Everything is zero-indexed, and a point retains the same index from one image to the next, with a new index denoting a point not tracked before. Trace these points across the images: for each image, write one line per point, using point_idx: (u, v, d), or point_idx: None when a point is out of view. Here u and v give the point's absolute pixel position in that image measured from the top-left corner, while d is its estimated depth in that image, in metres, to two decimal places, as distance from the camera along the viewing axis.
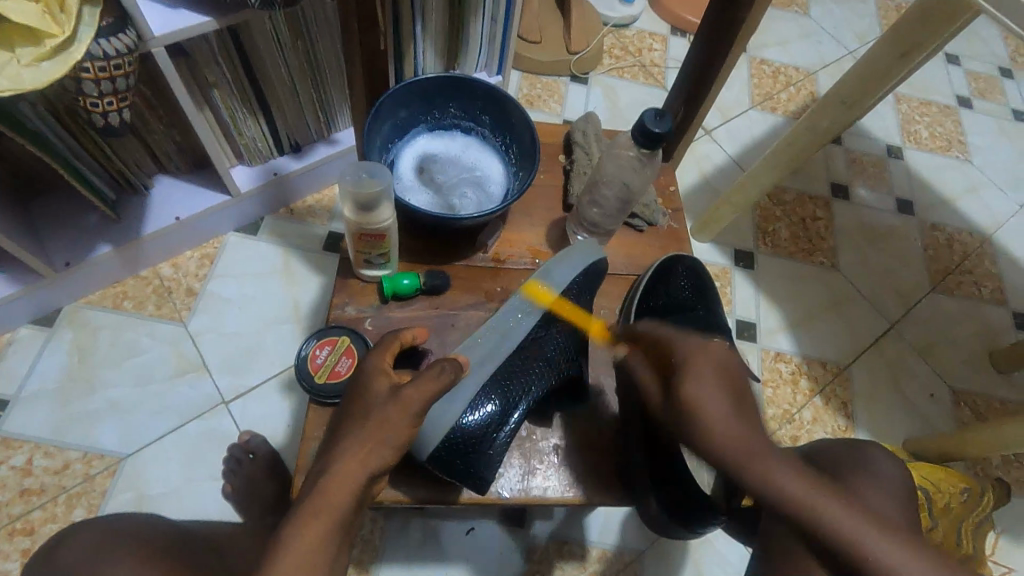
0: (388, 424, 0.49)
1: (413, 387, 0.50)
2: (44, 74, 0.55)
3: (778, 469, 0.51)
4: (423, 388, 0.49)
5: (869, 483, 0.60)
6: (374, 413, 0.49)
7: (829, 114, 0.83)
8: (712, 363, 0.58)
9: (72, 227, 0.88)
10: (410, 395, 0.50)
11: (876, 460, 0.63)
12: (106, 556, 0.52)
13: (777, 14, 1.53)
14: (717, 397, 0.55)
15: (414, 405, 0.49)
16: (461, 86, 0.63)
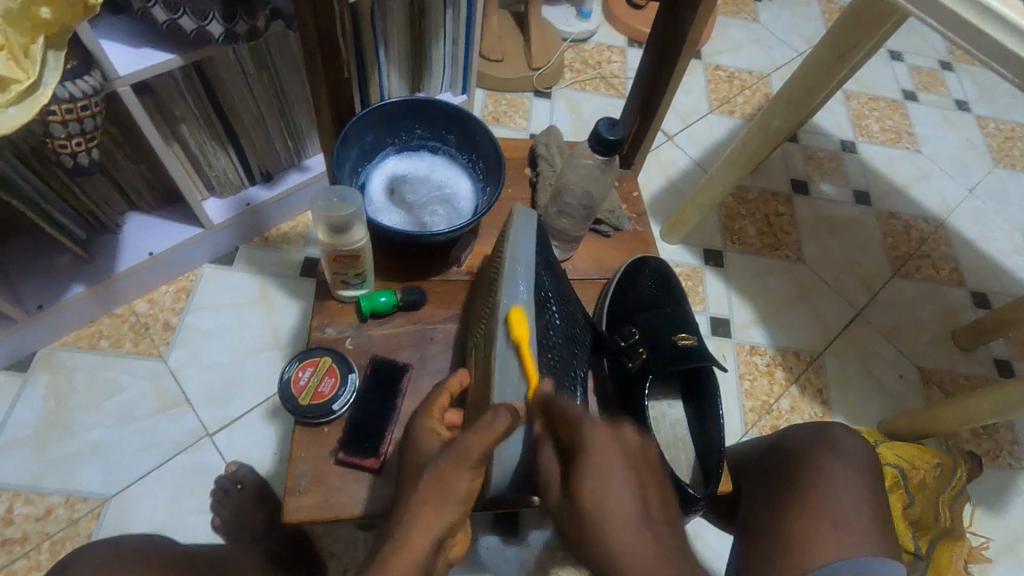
0: (449, 481, 0.46)
1: (466, 435, 0.46)
2: (12, 119, 0.55)
3: None
4: (479, 439, 0.45)
5: (837, 461, 0.64)
6: (432, 469, 0.46)
7: (779, 115, 0.87)
8: (617, 473, 0.45)
9: (43, 270, 0.88)
10: (466, 445, 0.46)
11: (843, 440, 0.67)
12: None
13: (728, 21, 1.59)
14: (623, 509, 0.44)
15: (473, 456, 0.46)
16: (426, 108, 0.65)
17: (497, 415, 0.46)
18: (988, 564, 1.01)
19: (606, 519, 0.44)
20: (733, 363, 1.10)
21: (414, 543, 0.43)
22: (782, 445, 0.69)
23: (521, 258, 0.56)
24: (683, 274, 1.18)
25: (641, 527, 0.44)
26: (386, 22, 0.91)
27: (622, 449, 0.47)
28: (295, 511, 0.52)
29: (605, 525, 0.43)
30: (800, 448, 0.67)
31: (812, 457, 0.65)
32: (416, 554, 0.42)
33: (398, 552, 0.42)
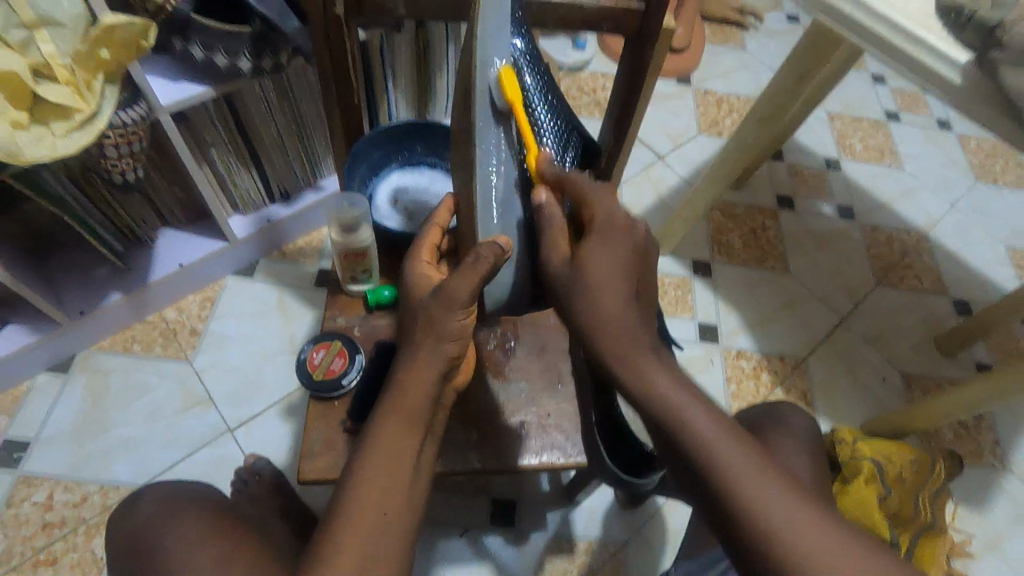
0: (438, 322, 0.53)
1: (453, 282, 0.53)
2: (75, 142, 0.65)
3: (660, 380, 0.48)
4: (467, 281, 0.52)
5: (786, 435, 0.71)
6: (426, 316, 0.54)
7: (750, 133, 0.94)
8: (620, 258, 0.50)
9: (86, 280, 0.97)
10: (455, 289, 0.53)
11: (791, 418, 0.73)
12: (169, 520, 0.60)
13: (717, 50, 1.69)
14: (620, 292, 0.49)
15: (460, 299, 0.53)
16: (425, 128, 0.73)
17: (479, 255, 0.51)
18: (971, 560, 1.04)
19: (605, 297, 0.49)
20: (721, 366, 1.17)
21: (417, 379, 0.53)
22: (739, 425, 0.76)
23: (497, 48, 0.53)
24: (673, 284, 1.25)
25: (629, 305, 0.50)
26: (394, 56, 1.02)
27: (634, 239, 0.52)
28: (307, 473, 0.59)
29: (604, 293, 0.49)
30: (755, 426, 0.73)
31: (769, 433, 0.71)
32: (422, 385, 0.53)
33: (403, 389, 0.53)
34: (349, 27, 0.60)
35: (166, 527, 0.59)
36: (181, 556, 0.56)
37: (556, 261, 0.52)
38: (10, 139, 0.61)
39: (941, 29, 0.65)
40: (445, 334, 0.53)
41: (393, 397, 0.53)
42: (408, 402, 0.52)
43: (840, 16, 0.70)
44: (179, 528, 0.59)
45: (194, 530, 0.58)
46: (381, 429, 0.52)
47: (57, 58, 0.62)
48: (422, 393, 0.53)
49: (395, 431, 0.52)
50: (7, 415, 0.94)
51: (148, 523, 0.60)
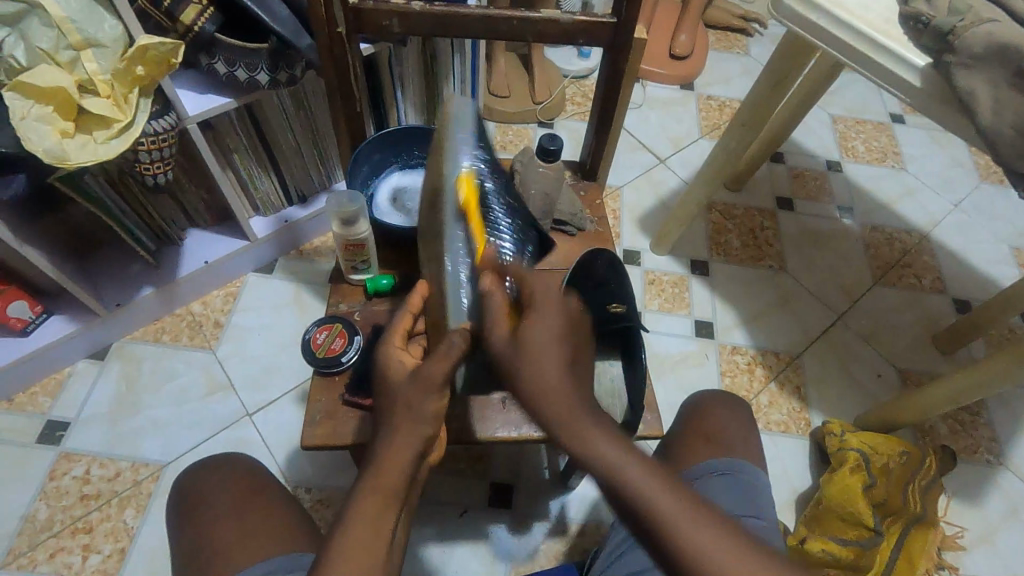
0: (416, 401, 0.51)
1: (429, 364, 0.52)
2: (114, 149, 0.73)
3: (600, 439, 0.46)
4: (441, 363, 0.52)
5: (726, 409, 0.79)
6: (400, 395, 0.52)
7: (735, 136, 0.99)
8: (552, 317, 0.52)
9: (121, 275, 1.06)
10: (430, 372, 0.52)
11: (739, 401, 0.82)
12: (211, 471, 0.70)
13: (720, 56, 1.73)
14: (553, 366, 0.49)
15: (437, 378, 0.52)
16: (422, 133, 0.79)
17: (453, 341, 0.52)
18: (962, 552, 1.06)
19: (528, 360, 0.50)
20: (715, 361, 1.21)
21: (397, 457, 0.49)
22: (687, 404, 0.83)
23: (464, 151, 0.65)
24: (671, 281, 1.30)
25: (568, 374, 0.49)
26: (401, 68, 1.10)
27: (566, 310, 0.53)
28: (310, 440, 0.65)
29: (539, 363, 0.49)
30: (700, 403, 0.81)
31: (714, 413, 0.79)
32: (400, 463, 0.49)
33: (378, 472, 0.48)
34: (351, 43, 0.67)
35: (206, 481, 0.68)
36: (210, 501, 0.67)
37: (498, 339, 0.52)
38: (58, 144, 0.69)
39: (902, 36, 0.70)
40: (423, 416, 0.51)
41: (371, 483, 0.48)
42: (383, 479, 0.48)
43: (807, 25, 0.74)
44: (216, 480, 0.69)
45: (232, 487, 0.68)
46: (354, 515, 0.47)
47: (99, 74, 0.71)
48: (399, 471, 0.49)
49: (366, 512, 0.47)
50: (50, 397, 1.04)
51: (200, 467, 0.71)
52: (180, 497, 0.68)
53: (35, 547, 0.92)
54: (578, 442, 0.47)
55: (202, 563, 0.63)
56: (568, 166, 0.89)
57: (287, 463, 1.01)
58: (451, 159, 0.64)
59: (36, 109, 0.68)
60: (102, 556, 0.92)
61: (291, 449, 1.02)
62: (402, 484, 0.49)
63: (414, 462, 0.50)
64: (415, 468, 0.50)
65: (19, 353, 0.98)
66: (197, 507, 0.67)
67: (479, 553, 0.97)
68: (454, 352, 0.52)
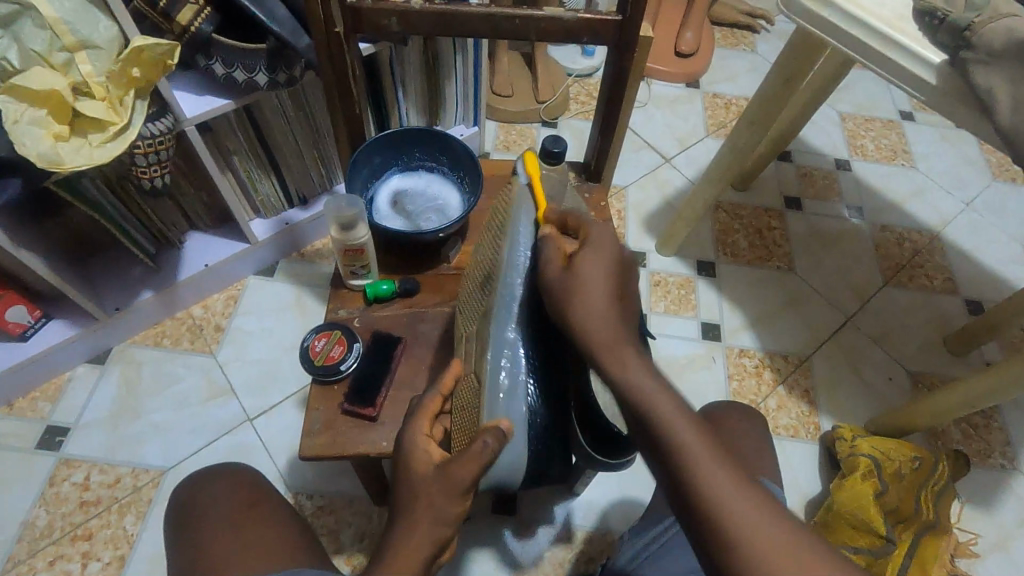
0: (439, 503, 0.52)
1: (456, 462, 0.52)
2: (110, 152, 0.71)
3: (641, 370, 0.50)
4: (467, 465, 0.51)
5: (736, 417, 0.78)
6: (422, 492, 0.53)
7: (743, 135, 0.97)
8: (604, 259, 0.55)
9: (121, 279, 1.05)
10: (455, 471, 0.52)
11: (745, 406, 0.81)
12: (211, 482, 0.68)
13: (726, 53, 1.70)
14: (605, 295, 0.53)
15: (462, 483, 0.52)
16: (422, 134, 0.77)
17: (486, 444, 0.51)
18: (976, 559, 1.03)
19: (574, 281, 0.54)
20: (722, 364, 1.19)
21: (411, 550, 0.50)
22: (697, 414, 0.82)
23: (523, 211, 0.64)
24: (677, 283, 1.28)
25: (614, 309, 0.53)
26: (403, 68, 1.08)
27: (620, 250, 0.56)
28: (309, 450, 0.64)
29: (587, 297, 0.53)
30: (710, 413, 0.80)
31: (728, 423, 0.78)
32: (415, 559, 0.50)
33: (395, 556, 0.50)
34: (349, 42, 0.66)
35: (206, 492, 0.67)
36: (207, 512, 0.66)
37: (549, 268, 0.56)
38: (52, 149, 0.68)
39: (916, 31, 0.68)
40: (444, 515, 0.52)
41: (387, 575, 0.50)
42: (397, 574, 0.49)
43: (819, 21, 0.72)
44: (216, 493, 0.68)
45: (231, 500, 0.67)
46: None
47: (93, 77, 0.69)
48: (414, 563, 0.50)
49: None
50: (51, 402, 1.03)
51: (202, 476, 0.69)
52: (179, 510, 0.67)
53: (35, 554, 0.91)
54: (620, 366, 0.50)
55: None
56: (573, 169, 0.87)
57: (288, 469, 1.00)
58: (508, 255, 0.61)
59: (29, 112, 0.67)
60: (102, 563, 0.91)
61: (292, 454, 1.01)
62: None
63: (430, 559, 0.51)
64: (430, 560, 0.52)
65: (18, 358, 0.97)
66: (196, 521, 0.66)
67: (483, 562, 0.96)
68: (481, 456, 0.51)
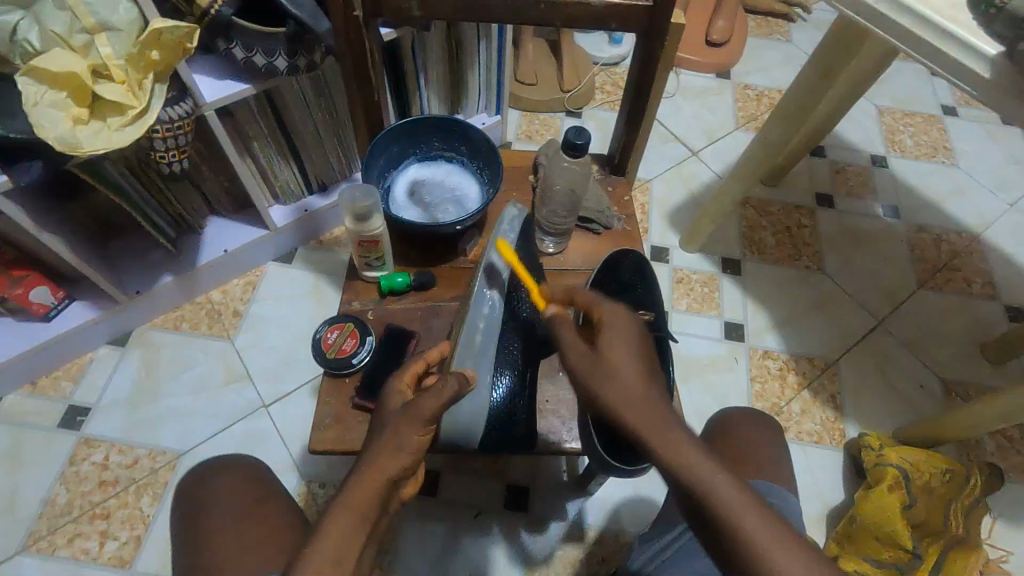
0: (401, 434, 0.53)
1: (424, 398, 0.54)
2: (128, 136, 0.71)
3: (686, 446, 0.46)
4: (434, 399, 0.53)
5: (757, 427, 0.76)
6: (392, 423, 0.53)
7: (776, 130, 0.92)
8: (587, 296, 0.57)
9: (141, 262, 1.06)
10: (421, 406, 0.54)
11: (765, 417, 0.78)
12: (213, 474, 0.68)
13: (760, 43, 1.65)
14: (629, 369, 0.50)
15: (425, 414, 0.53)
16: (441, 122, 0.74)
17: (452, 382, 0.55)
18: None
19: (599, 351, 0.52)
20: (744, 365, 1.15)
21: (371, 477, 0.51)
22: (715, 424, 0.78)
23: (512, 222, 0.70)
24: (700, 281, 1.24)
25: (646, 381, 0.50)
26: (425, 54, 1.06)
27: (637, 325, 0.54)
28: (319, 444, 0.63)
29: (617, 372, 0.50)
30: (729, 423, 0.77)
31: (747, 434, 0.75)
32: (374, 483, 0.51)
33: (356, 483, 0.51)
34: (368, 27, 0.63)
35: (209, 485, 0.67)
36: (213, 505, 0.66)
37: (571, 349, 0.53)
38: (71, 133, 0.68)
39: (970, 21, 0.63)
40: (406, 447, 0.52)
41: (354, 491, 0.50)
42: (358, 495, 0.50)
43: (863, 10, 0.68)
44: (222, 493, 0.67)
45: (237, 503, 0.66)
46: (334, 524, 0.48)
47: (112, 58, 0.68)
48: (371, 491, 0.50)
49: (346, 519, 0.49)
50: (72, 382, 1.04)
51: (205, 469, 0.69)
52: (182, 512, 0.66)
53: (54, 532, 0.92)
54: (663, 443, 0.47)
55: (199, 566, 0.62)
56: (596, 161, 0.84)
57: (301, 457, 1.00)
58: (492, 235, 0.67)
59: (49, 94, 0.66)
60: (119, 543, 0.92)
61: (305, 443, 1.01)
62: (371, 504, 0.50)
63: (389, 485, 0.52)
64: (387, 493, 0.52)
65: (41, 339, 0.98)
66: (205, 527, 0.65)
67: (493, 559, 0.94)
68: (450, 396, 0.54)
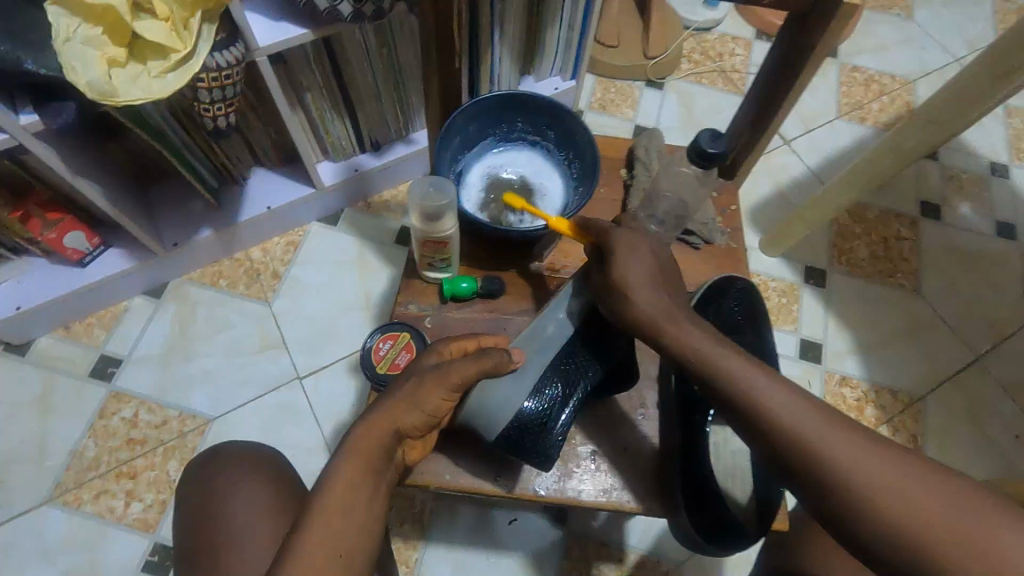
0: (422, 390, 0.49)
1: (459, 363, 0.51)
2: (169, 85, 0.61)
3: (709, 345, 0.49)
4: (469, 365, 0.51)
5: None
6: (417, 379, 0.50)
7: (914, 134, 0.79)
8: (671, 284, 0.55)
9: (181, 211, 0.99)
10: (452, 370, 0.50)
11: None
12: (232, 473, 0.62)
13: (876, 17, 1.43)
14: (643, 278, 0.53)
15: (453, 378, 0.50)
16: (530, 102, 0.64)
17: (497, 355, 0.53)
18: None
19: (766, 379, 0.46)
20: (819, 390, 1.04)
21: (391, 417, 0.48)
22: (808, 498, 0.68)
23: (556, 188, 0.67)
24: (779, 290, 1.12)
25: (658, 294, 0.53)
26: (504, 6, 0.92)
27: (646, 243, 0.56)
28: None
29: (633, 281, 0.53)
30: None
31: None
32: (384, 429, 0.47)
33: (373, 419, 0.47)
34: None
35: (233, 479, 0.61)
36: (239, 497, 0.60)
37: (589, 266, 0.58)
38: (108, 77, 0.59)
39: None
40: (423, 404, 0.49)
41: (360, 434, 0.46)
42: (363, 441, 0.46)
43: None
44: (245, 484, 0.61)
45: (263, 526, 0.58)
46: (338, 471, 0.44)
47: None
48: (378, 437, 0.47)
49: (351, 474, 0.44)
50: (105, 331, 1.00)
51: (223, 463, 0.63)
52: (202, 482, 0.62)
53: (80, 486, 0.90)
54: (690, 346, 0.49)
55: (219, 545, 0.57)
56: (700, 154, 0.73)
57: (333, 439, 0.95)
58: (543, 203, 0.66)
59: (82, 29, 0.58)
60: (144, 505, 0.90)
61: (338, 424, 0.96)
62: (380, 453, 0.47)
63: (394, 437, 0.48)
64: (393, 443, 0.48)
65: (76, 285, 0.93)
66: (224, 507, 0.59)
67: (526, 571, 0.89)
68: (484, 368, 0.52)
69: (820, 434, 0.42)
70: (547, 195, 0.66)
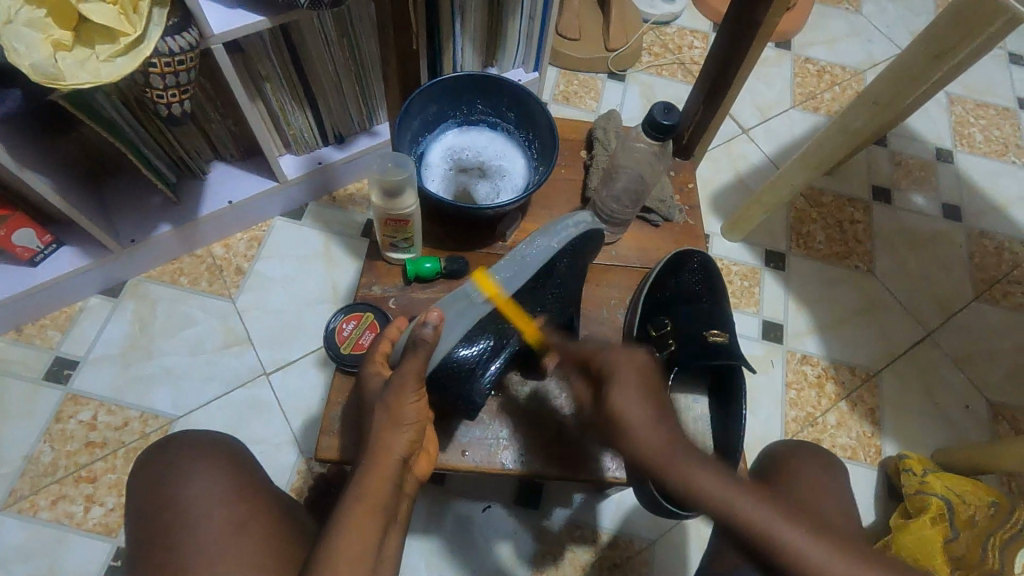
0: (397, 406, 0.51)
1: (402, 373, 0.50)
2: (118, 69, 0.60)
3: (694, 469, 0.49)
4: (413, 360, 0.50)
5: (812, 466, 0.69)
6: (384, 405, 0.51)
7: (861, 114, 0.83)
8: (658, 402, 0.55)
9: (137, 206, 0.97)
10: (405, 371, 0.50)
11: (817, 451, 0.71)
12: (184, 470, 0.60)
13: (826, 11, 1.49)
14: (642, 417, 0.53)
15: (411, 384, 0.50)
16: (489, 84, 0.66)
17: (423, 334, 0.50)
18: None
19: (732, 487, 0.48)
20: (781, 368, 1.07)
21: (385, 452, 0.49)
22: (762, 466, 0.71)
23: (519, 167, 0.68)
24: (741, 273, 1.15)
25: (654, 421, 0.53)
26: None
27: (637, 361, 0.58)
28: (329, 447, 0.57)
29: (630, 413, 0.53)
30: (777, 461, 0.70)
31: (795, 468, 0.68)
32: (388, 463, 0.49)
33: (374, 461, 0.49)
34: None
35: (189, 474, 0.60)
36: (193, 492, 0.59)
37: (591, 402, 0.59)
38: (52, 61, 0.58)
39: None
40: (402, 419, 0.50)
41: (369, 484, 0.48)
42: (371, 491, 0.47)
43: None
44: (201, 478, 0.60)
45: (219, 518, 0.58)
46: (342, 528, 0.46)
47: None
48: (386, 475, 0.48)
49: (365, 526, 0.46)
50: (60, 331, 0.97)
51: (177, 460, 0.61)
52: (155, 479, 0.60)
53: (37, 492, 0.87)
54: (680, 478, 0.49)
55: (173, 544, 0.56)
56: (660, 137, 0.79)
57: (302, 433, 0.94)
58: (507, 181, 0.68)
59: (25, 11, 0.57)
60: (105, 509, 0.87)
61: (307, 417, 0.94)
62: (388, 489, 0.48)
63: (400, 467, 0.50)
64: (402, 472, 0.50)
65: (25, 284, 0.90)
66: (179, 502, 0.58)
67: (500, 556, 0.89)
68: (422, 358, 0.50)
69: (772, 523, 0.47)
70: (511, 174, 0.68)
